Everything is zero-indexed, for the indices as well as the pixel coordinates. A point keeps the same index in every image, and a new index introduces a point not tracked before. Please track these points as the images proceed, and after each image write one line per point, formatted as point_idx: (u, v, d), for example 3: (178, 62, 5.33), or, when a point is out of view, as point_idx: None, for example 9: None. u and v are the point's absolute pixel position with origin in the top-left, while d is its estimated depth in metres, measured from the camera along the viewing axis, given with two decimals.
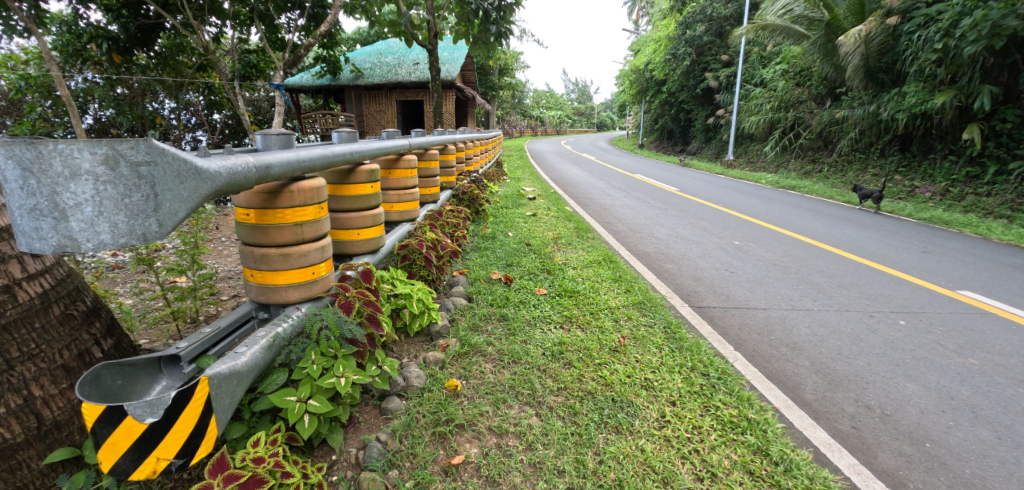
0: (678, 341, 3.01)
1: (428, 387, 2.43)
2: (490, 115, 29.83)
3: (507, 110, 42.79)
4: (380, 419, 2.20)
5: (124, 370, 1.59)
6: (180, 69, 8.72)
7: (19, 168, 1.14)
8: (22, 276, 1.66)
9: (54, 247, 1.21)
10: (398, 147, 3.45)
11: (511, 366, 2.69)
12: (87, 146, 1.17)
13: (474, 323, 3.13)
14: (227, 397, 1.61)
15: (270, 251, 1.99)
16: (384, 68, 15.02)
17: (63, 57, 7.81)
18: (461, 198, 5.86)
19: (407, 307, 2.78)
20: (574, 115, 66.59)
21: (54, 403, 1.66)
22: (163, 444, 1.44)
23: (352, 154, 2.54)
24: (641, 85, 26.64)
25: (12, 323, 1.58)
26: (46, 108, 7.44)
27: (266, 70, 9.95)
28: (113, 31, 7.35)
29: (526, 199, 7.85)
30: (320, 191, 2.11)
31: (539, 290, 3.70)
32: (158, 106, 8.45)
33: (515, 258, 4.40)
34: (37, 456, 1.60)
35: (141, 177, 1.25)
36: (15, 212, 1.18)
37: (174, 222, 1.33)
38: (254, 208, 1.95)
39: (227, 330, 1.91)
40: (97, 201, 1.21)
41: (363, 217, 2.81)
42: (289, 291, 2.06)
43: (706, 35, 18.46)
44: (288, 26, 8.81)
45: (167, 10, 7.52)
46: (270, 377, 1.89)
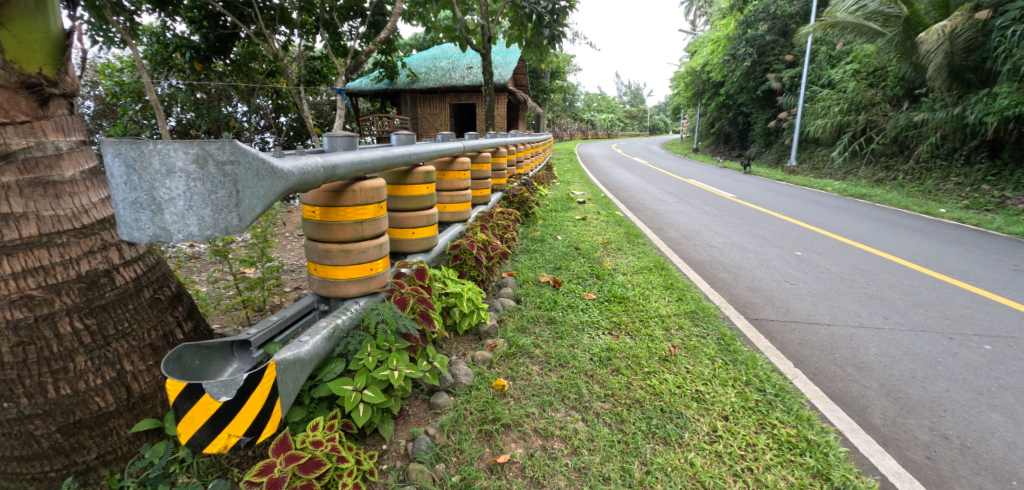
0: (733, 354, 2.89)
1: (476, 385, 2.47)
2: (540, 118, 29.91)
3: (557, 113, 42.75)
4: (428, 414, 2.27)
5: (202, 351, 1.73)
6: (252, 75, 9.36)
7: (124, 165, 1.28)
8: (120, 262, 1.83)
9: (150, 237, 1.33)
10: (453, 149, 3.54)
11: (559, 369, 2.69)
12: (182, 147, 1.28)
13: (522, 325, 3.15)
14: (292, 382, 1.71)
15: (333, 247, 2.10)
16: (438, 72, 15.36)
17: (153, 66, 8.53)
18: (511, 201, 5.94)
19: (457, 306, 2.84)
20: (628, 119, 65.36)
21: (142, 377, 1.82)
22: (235, 422, 1.55)
23: (410, 156, 2.63)
24: (697, 87, 25.78)
25: (111, 303, 1.76)
26: (136, 110, 8.13)
27: (329, 75, 10.48)
28: (195, 41, 8.01)
29: (576, 202, 7.82)
30: (380, 191, 2.19)
31: (588, 295, 3.66)
32: (233, 110, 9.20)
33: (564, 262, 4.38)
34: (126, 424, 1.78)
35: (226, 175, 1.36)
36: (119, 204, 1.32)
37: (253, 217, 1.43)
38: (319, 206, 2.07)
39: (292, 319, 2.05)
40: (188, 198, 1.32)
41: (418, 217, 2.89)
42: (348, 285, 2.16)
43: (769, 34, 17.67)
44: (350, 33, 9.23)
45: (243, 21, 8.07)
46: (329, 366, 1.98)
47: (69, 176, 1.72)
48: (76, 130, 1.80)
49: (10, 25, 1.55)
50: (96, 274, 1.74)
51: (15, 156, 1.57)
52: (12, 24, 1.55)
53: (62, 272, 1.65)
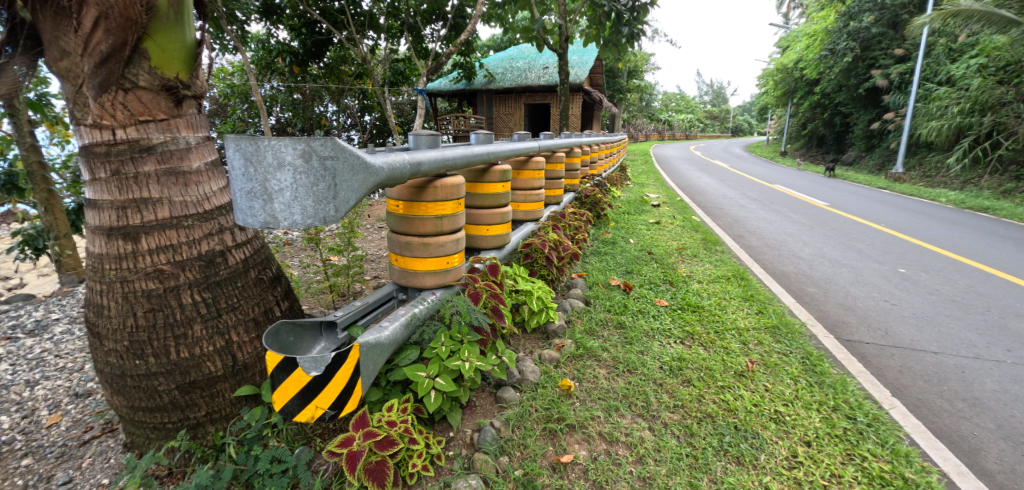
0: (819, 376, 2.67)
1: (542, 383, 2.50)
2: (615, 118, 29.29)
3: (633, 113, 41.66)
4: (495, 406, 2.33)
5: (296, 329, 1.90)
6: (342, 78, 9.96)
7: (243, 159, 1.43)
8: (233, 244, 2.03)
9: (260, 223, 1.48)
10: (528, 149, 3.57)
11: (626, 375, 2.65)
12: (291, 143, 1.41)
13: (590, 327, 3.12)
14: (372, 364, 1.83)
15: (414, 240, 2.22)
16: (514, 72, 15.49)
17: (259, 70, 9.41)
18: (583, 202, 5.90)
19: (527, 304, 2.88)
20: (709, 119, 62.19)
21: (246, 348, 2.03)
22: (321, 395, 1.69)
23: (488, 154, 2.71)
24: (788, 85, 23.95)
25: (223, 281, 1.96)
26: (243, 110, 9.09)
27: (411, 75, 10.96)
28: (294, 47, 8.83)
29: (650, 205, 7.59)
30: (459, 188, 2.28)
31: (659, 301, 3.56)
32: (324, 109, 10.10)
33: (636, 266, 4.28)
34: (230, 389, 1.99)
35: (326, 169, 1.48)
36: (238, 193, 1.48)
37: (347, 208, 1.55)
38: (403, 201, 2.19)
39: (373, 305, 2.19)
40: (294, 189, 1.45)
41: (493, 215, 2.96)
42: (426, 276, 2.27)
43: (875, 26, 16.00)
44: (433, 37, 9.54)
45: (336, 27, 8.61)
46: (405, 352, 2.09)
47: (196, 167, 1.94)
48: (203, 127, 2.02)
49: (154, 36, 1.76)
50: (213, 254, 1.95)
51: (154, 149, 1.82)
52: (156, 35, 1.76)
53: (186, 250, 1.88)
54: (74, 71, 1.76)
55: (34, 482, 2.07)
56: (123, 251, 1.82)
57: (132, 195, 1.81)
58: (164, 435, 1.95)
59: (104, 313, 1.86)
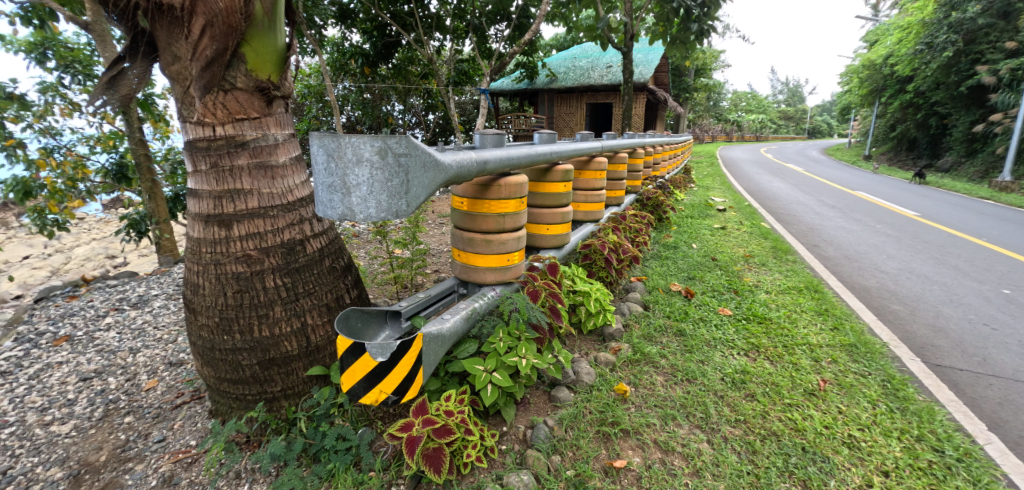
0: (901, 401, 2.46)
1: (597, 386, 2.48)
2: (679, 118, 28.28)
3: (699, 113, 40.05)
4: (548, 405, 2.34)
5: (364, 316, 2.00)
6: (410, 78, 10.30)
7: (326, 154, 1.53)
8: (311, 234, 2.18)
9: (338, 214, 1.58)
10: (591, 149, 3.55)
11: (685, 384, 2.57)
12: (369, 140, 1.49)
13: (649, 333, 3.05)
14: (433, 354, 1.90)
15: (476, 237, 2.28)
16: (577, 71, 15.33)
17: (334, 71, 9.99)
18: (644, 204, 5.76)
19: (584, 305, 2.86)
20: (783, 120, 58.50)
21: (319, 331, 2.17)
22: (386, 381, 1.77)
23: (551, 153, 2.72)
24: (875, 83, 22.04)
25: (302, 267, 2.11)
26: (317, 109, 9.69)
27: (474, 75, 11.17)
28: (365, 49, 9.29)
29: (715, 210, 7.28)
30: (522, 187, 2.31)
31: (723, 310, 3.41)
32: (392, 108, 10.50)
33: (698, 272, 4.13)
34: (303, 368, 2.14)
35: (400, 165, 1.55)
36: (319, 186, 1.58)
37: (418, 203, 1.63)
38: (468, 198, 2.26)
39: (435, 298, 2.27)
40: (370, 184, 1.53)
41: (553, 214, 2.97)
42: (486, 273, 2.33)
43: (983, 17, 14.36)
44: (497, 36, 9.65)
45: (405, 29, 8.96)
46: (463, 345, 2.15)
47: (282, 161, 2.09)
48: (289, 124, 2.18)
49: (251, 42, 1.92)
50: (294, 243, 2.10)
51: (247, 144, 1.99)
52: (252, 41, 1.92)
53: (271, 238, 2.04)
54: (183, 74, 1.95)
55: (135, 438, 2.34)
56: (218, 236, 2.00)
57: (227, 186, 1.99)
58: (245, 406, 2.13)
59: (200, 291, 2.05)
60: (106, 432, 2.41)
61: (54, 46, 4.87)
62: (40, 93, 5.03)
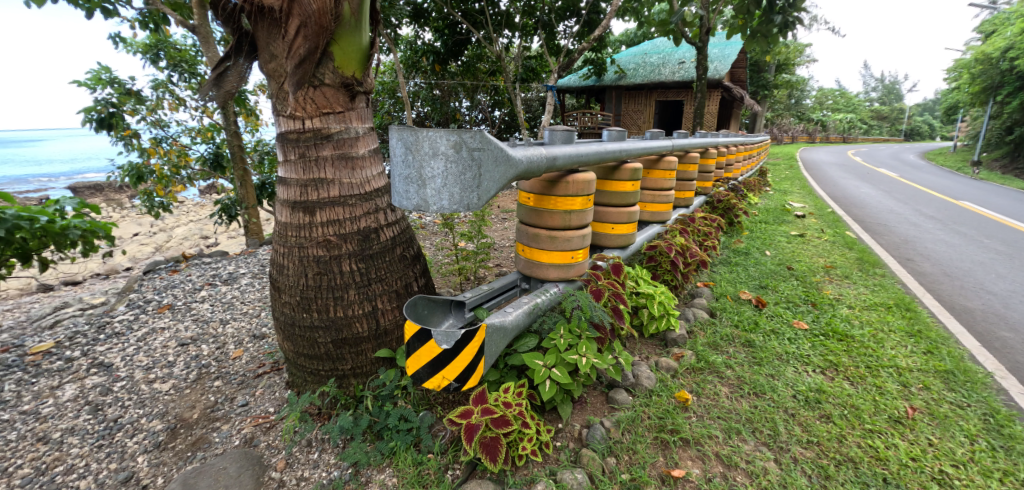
0: (1007, 439, 2.20)
1: (657, 391, 2.42)
2: (756, 117, 26.67)
3: (778, 112, 37.55)
4: (605, 406, 2.32)
5: (430, 303, 2.08)
6: (478, 75, 10.49)
7: (404, 147, 1.60)
8: (385, 223, 2.29)
9: (413, 205, 1.65)
10: (661, 147, 3.45)
11: (752, 398, 2.44)
12: (446, 134, 1.55)
13: (714, 341, 2.93)
14: (495, 346, 1.94)
15: (542, 232, 2.30)
16: (647, 68, 14.71)
17: (406, 69, 10.38)
18: (714, 206, 5.51)
19: (647, 308, 2.79)
20: (877, 120, 53.45)
21: (388, 315, 2.28)
22: (449, 368, 1.84)
23: (620, 151, 2.68)
24: (991, 79, 19.57)
25: (375, 254, 2.23)
26: (390, 105, 10.11)
27: (542, 72, 11.16)
28: (436, 47, 9.62)
29: (792, 215, 6.82)
30: (590, 185, 2.29)
31: (798, 323, 3.20)
32: (460, 105, 10.73)
33: (771, 281, 3.90)
34: (371, 349, 2.26)
35: (473, 159, 1.59)
36: (397, 178, 1.66)
37: (488, 197, 1.66)
38: (535, 194, 2.29)
39: (497, 291, 2.32)
40: (444, 177, 1.59)
41: (620, 213, 2.92)
42: (550, 269, 2.35)
43: None
44: (566, 33, 9.59)
45: (475, 27, 9.13)
46: (524, 339, 2.17)
47: (361, 153, 2.22)
48: (369, 118, 2.30)
49: (339, 41, 2.05)
50: (369, 231, 2.22)
51: (331, 136, 2.13)
52: (340, 40, 2.05)
53: (349, 225, 2.16)
54: (279, 71, 2.12)
55: (222, 400, 2.58)
56: (302, 222, 2.15)
57: (313, 176, 2.13)
58: (318, 380, 2.29)
59: (284, 271, 2.22)
60: (199, 393, 2.68)
61: (165, 48, 5.44)
62: (153, 90, 5.64)
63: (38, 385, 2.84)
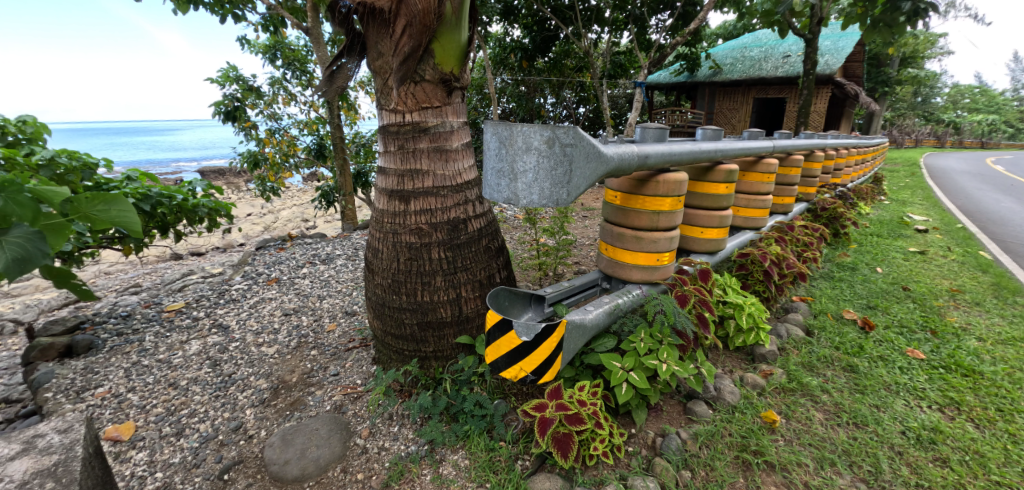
0: None
1: (740, 408, 2.28)
2: (873, 117, 23.89)
3: (901, 112, 33.37)
4: (683, 417, 2.23)
5: (511, 294, 2.13)
6: (564, 71, 10.41)
7: (498, 142, 1.65)
8: (473, 214, 2.37)
9: (504, 198, 1.69)
10: (760, 148, 3.22)
11: (851, 428, 2.22)
12: (540, 129, 1.57)
13: (809, 362, 2.69)
14: (574, 342, 1.94)
15: (627, 232, 2.26)
16: (746, 63, 13.50)
17: (494, 65, 10.57)
18: (818, 215, 5.04)
19: (735, 319, 2.63)
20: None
21: (471, 303, 2.36)
22: (527, 360, 1.87)
23: (715, 151, 2.55)
24: None
25: (462, 244, 2.31)
26: (476, 101, 10.37)
27: (630, 67, 10.83)
28: (525, 43, 9.72)
29: (911, 229, 6.05)
30: (681, 186, 2.21)
31: (913, 351, 2.84)
32: (544, 101, 10.75)
33: (882, 302, 3.50)
34: (453, 335, 2.36)
35: (565, 154, 1.60)
36: (489, 172, 1.72)
37: (577, 193, 1.66)
38: (622, 192, 2.25)
39: (578, 288, 2.32)
40: (536, 171, 1.61)
41: (711, 217, 2.78)
42: (633, 270, 2.30)
43: None
44: (658, 27, 9.22)
45: (564, 23, 9.07)
46: (602, 338, 2.15)
47: (455, 146, 2.31)
48: (464, 113, 2.39)
49: (440, 38, 2.13)
50: (458, 221, 2.31)
51: (428, 130, 2.23)
52: (441, 37, 2.13)
53: (440, 214, 2.27)
54: (384, 68, 2.25)
55: (317, 368, 2.82)
56: (397, 209, 2.29)
57: (409, 166, 2.26)
58: (402, 359, 2.43)
59: (379, 254, 2.37)
60: (298, 359, 2.96)
61: (281, 48, 6.01)
62: (270, 86, 6.26)
63: (172, 338, 3.30)
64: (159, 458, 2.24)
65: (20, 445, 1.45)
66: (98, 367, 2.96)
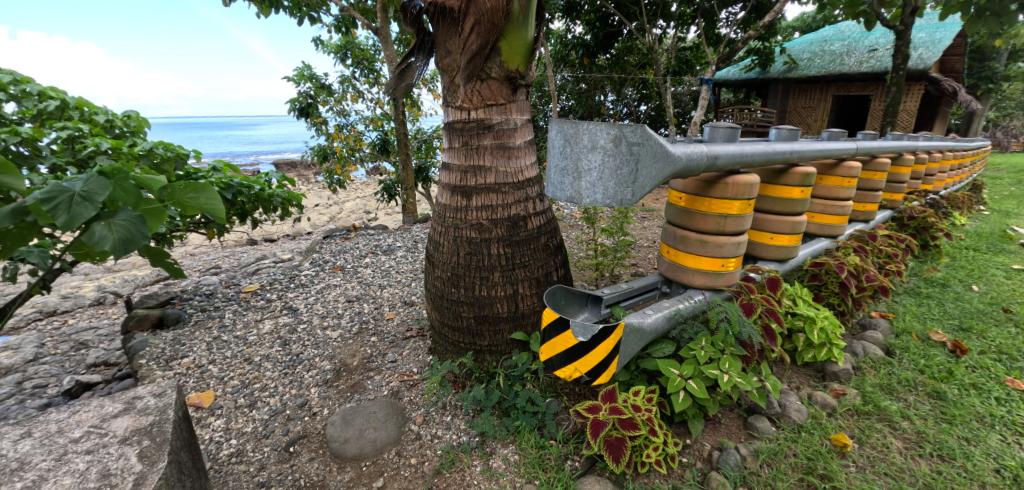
0: None
1: (808, 427, 2.15)
2: (974, 117, 21.48)
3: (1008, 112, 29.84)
4: (743, 432, 2.13)
5: (566, 295, 2.11)
6: (626, 68, 10.17)
7: (563, 140, 1.64)
8: (533, 211, 2.37)
9: (567, 196, 1.69)
10: (841, 150, 3.00)
11: (935, 461, 2.03)
12: (606, 128, 1.55)
13: (888, 384, 2.48)
14: (631, 346, 1.90)
15: (691, 235, 2.18)
16: (826, 58, 12.34)
17: (555, 62, 10.51)
18: (904, 224, 4.62)
19: (805, 333, 2.47)
20: None
21: (527, 300, 2.38)
22: (583, 360, 1.86)
23: (790, 153, 2.41)
24: None
25: (521, 241, 2.33)
26: (536, 98, 10.37)
27: (697, 63, 10.40)
28: (587, 40, 9.58)
29: (1017, 243, 5.40)
30: (752, 189, 2.10)
31: (1014, 381, 2.55)
32: (605, 99, 10.56)
33: (978, 324, 3.16)
34: (508, 330, 2.38)
35: (631, 154, 1.58)
36: (552, 169, 1.71)
37: (643, 193, 1.63)
38: (687, 194, 2.18)
39: (637, 291, 2.28)
40: (600, 170, 1.60)
41: (782, 223, 2.63)
42: (695, 275, 2.23)
43: None
44: (728, 21, 8.79)
45: (628, 18, 8.85)
46: (660, 344, 2.09)
47: (518, 143, 2.32)
48: (528, 110, 2.40)
49: (507, 36, 2.15)
50: (518, 218, 2.32)
51: (492, 127, 2.26)
52: (508, 34, 2.14)
53: (500, 211, 2.29)
54: (451, 66, 2.29)
55: (377, 354, 2.94)
56: (460, 204, 2.34)
57: (473, 163, 2.30)
58: (458, 351, 2.49)
59: (439, 247, 2.43)
60: (359, 344, 3.10)
61: (352, 48, 6.29)
62: (340, 84, 6.58)
63: (248, 317, 3.57)
64: (234, 426, 2.43)
65: (123, 404, 1.62)
66: (184, 339, 3.25)
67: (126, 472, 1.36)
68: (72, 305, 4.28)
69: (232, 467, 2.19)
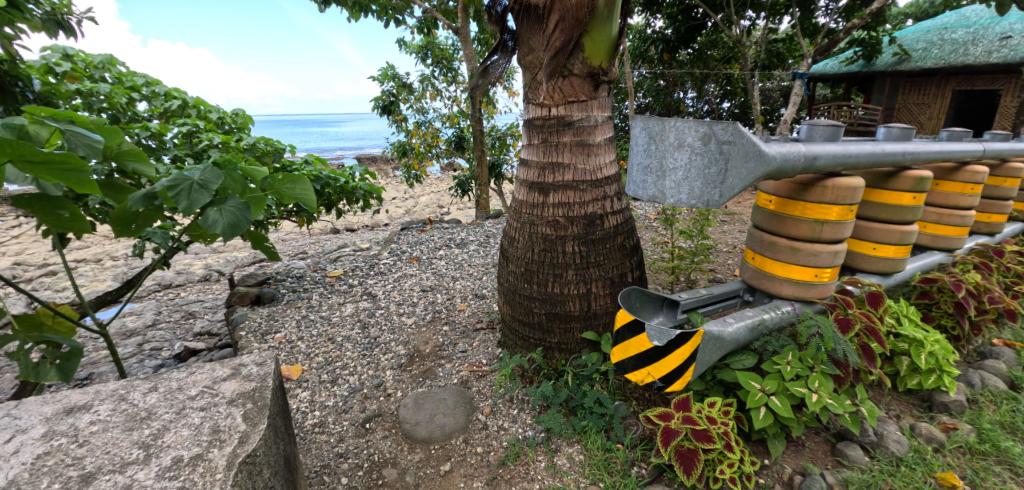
0: None
1: (908, 462, 1.94)
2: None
3: None
4: (830, 458, 1.96)
5: (642, 296, 2.07)
6: (709, 63, 9.67)
7: (649, 137, 1.61)
8: (610, 210, 2.34)
9: (649, 195, 1.65)
10: (965, 153, 2.67)
11: None
12: (695, 125, 1.50)
13: (1012, 422, 2.18)
14: (709, 354, 1.81)
15: (781, 241, 2.04)
16: (946, 47, 10.69)
17: (632, 58, 10.23)
18: None
19: (909, 356, 2.23)
20: None
21: (600, 300, 2.35)
22: (657, 365, 1.81)
23: (903, 154, 2.17)
24: None
25: (597, 240, 2.30)
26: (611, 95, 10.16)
27: (790, 58, 9.66)
28: (668, 34, 9.22)
29: None
30: (856, 193, 1.93)
31: None
32: (684, 96, 10.12)
33: None
34: (578, 329, 2.37)
35: (722, 152, 1.51)
36: (635, 167, 1.68)
37: (731, 195, 1.55)
38: (779, 197, 2.04)
39: (716, 297, 2.18)
40: (686, 169, 1.55)
41: (888, 232, 2.38)
42: (784, 284, 2.08)
43: None
44: (828, 10, 8.09)
45: (713, 10, 8.41)
46: (740, 355, 1.98)
47: (598, 141, 2.29)
48: (609, 108, 2.35)
49: (591, 33, 2.13)
50: (594, 217, 2.30)
51: (573, 124, 2.25)
52: (593, 31, 2.12)
53: (577, 208, 2.28)
54: (534, 63, 2.30)
55: (448, 343, 3.05)
56: (536, 201, 2.35)
57: (552, 159, 2.30)
58: (528, 346, 2.52)
59: (514, 243, 2.46)
60: (431, 332, 3.22)
61: (432, 48, 6.52)
62: (420, 82, 6.85)
63: (332, 300, 3.83)
64: (318, 399, 2.63)
65: (230, 370, 1.80)
66: (277, 315, 3.57)
67: (232, 429, 1.51)
68: (185, 280, 4.84)
69: (315, 436, 2.36)
